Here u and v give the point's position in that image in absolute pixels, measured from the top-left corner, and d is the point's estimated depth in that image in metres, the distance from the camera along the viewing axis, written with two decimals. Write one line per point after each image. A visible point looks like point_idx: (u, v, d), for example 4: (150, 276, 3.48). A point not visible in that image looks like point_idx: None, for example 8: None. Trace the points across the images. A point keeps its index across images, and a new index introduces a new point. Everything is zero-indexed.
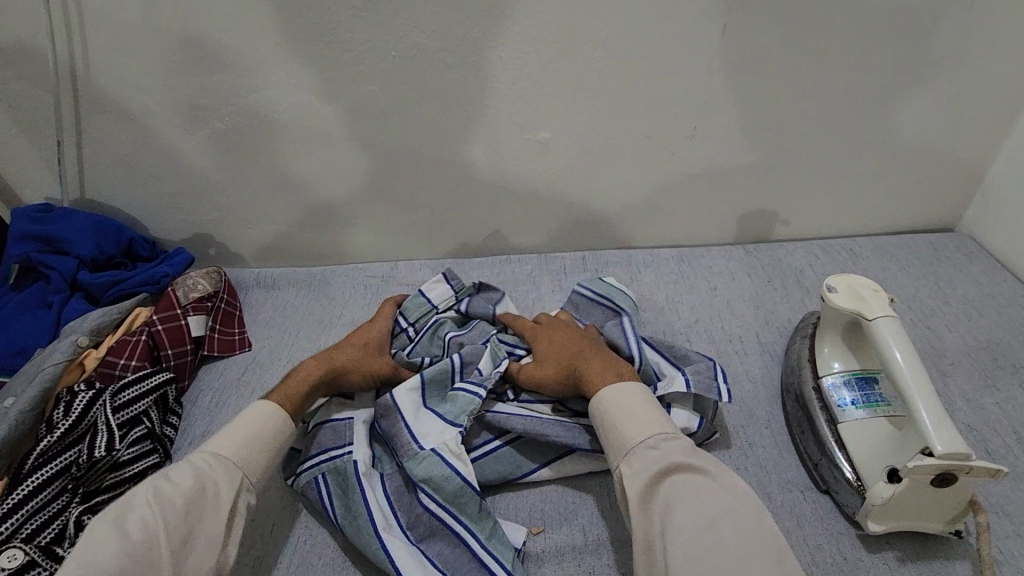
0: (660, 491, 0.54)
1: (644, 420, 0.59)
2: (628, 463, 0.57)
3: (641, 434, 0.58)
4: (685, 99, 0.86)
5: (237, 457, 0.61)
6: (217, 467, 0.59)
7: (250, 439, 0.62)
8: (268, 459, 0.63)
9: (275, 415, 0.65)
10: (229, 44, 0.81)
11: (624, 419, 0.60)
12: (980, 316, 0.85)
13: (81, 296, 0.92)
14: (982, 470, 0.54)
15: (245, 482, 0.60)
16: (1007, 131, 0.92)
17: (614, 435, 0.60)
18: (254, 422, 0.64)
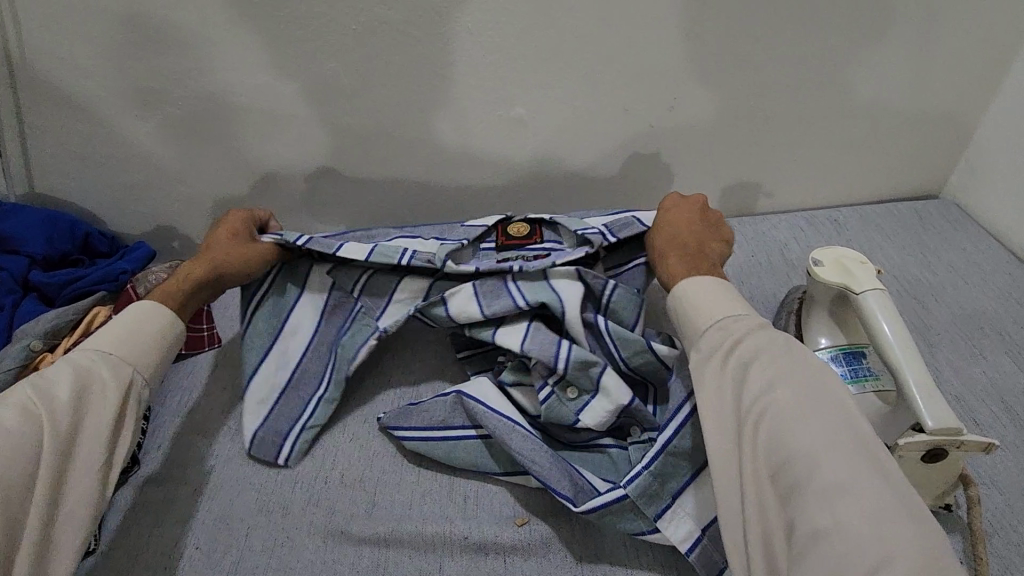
0: (731, 366, 0.56)
1: (721, 302, 0.61)
2: (698, 345, 0.59)
3: (710, 317, 0.60)
4: (664, 68, 0.82)
5: (123, 355, 0.62)
6: (105, 364, 0.60)
7: (137, 335, 0.64)
8: (159, 357, 0.64)
9: (155, 312, 0.66)
10: (176, 20, 0.76)
11: (707, 296, 0.62)
12: (966, 285, 0.84)
13: (34, 296, 0.87)
14: (973, 445, 0.53)
15: (135, 375, 0.62)
16: (992, 95, 0.90)
17: (690, 315, 0.62)
18: (137, 318, 0.65)
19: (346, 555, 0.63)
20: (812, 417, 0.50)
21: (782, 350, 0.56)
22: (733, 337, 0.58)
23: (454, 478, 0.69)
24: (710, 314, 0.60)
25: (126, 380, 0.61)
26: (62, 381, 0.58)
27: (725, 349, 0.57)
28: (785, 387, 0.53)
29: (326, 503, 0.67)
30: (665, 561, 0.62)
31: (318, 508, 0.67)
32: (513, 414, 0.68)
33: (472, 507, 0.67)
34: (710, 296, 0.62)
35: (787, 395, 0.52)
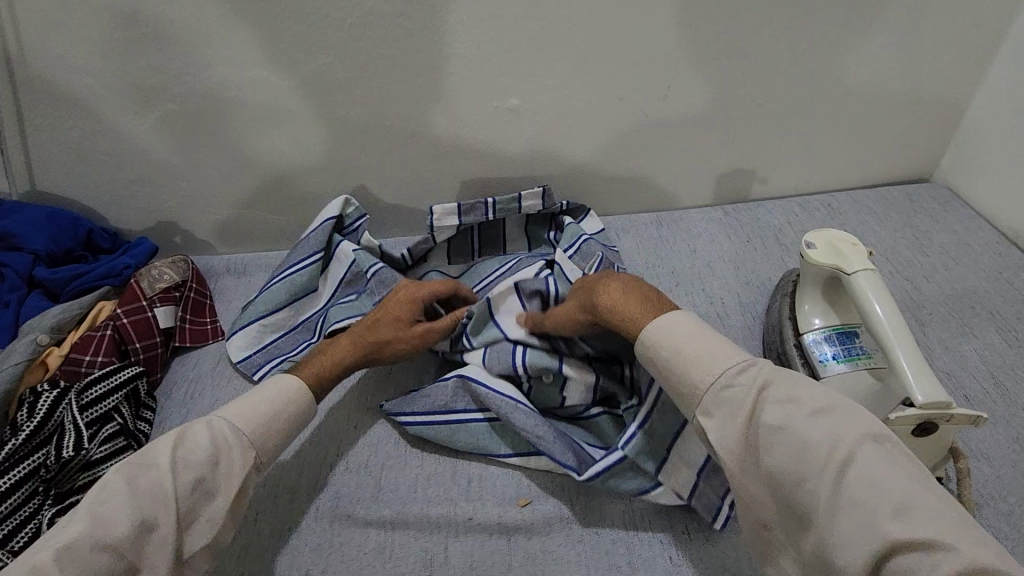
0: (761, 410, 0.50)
1: (720, 351, 0.53)
2: (709, 411, 0.52)
3: (715, 365, 0.53)
4: (657, 57, 0.83)
5: (254, 438, 0.58)
6: (235, 441, 0.57)
7: (273, 417, 0.60)
8: (277, 443, 0.60)
9: (298, 395, 0.63)
10: (173, 17, 0.76)
11: (686, 355, 0.54)
12: (958, 265, 0.85)
13: (39, 292, 0.88)
14: (962, 418, 0.55)
15: (256, 463, 0.58)
16: (981, 77, 0.91)
17: (685, 369, 0.54)
18: (279, 395, 0.62)
19: (353, 536, 0.64)
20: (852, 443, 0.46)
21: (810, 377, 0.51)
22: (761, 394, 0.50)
23: (457, 460, 0.71)
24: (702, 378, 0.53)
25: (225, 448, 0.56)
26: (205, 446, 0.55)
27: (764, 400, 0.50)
28: (832, 430, 0.46)
29: (332, 488, 0.69)
30: (664, 538, 0.64)
31: (325, 493, 0.68)
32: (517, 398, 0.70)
33: (475, 489, 0.68)
34: (695, 355, 0.54)
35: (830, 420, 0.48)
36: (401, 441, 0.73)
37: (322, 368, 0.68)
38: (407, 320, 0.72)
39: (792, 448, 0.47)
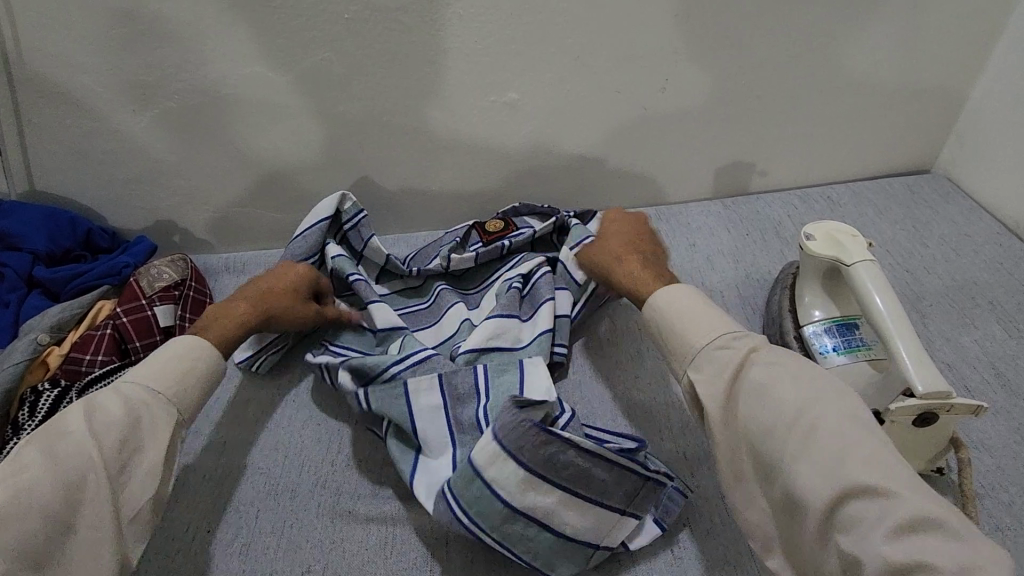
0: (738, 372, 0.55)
1: (709, 323, 0.58)
2: (697, 370, 0.57)
3: (704, 338, 0.58)
4: (654, 50, 0.82)
5: (170, 394, 0.61)
6: (152, 400, 0.59)
7: (185, 377, 0.62)
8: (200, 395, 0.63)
9: (204, 349, 0.64)
10: (169, 14, 0.76)
11: (689, 317, 0.59)
12: (958, 256, 0.85)
13: (39, 292, 0.88)
14: (963, 407, 0.54)
15: (178, 417, 0.61)
16: (980, 67, 0.90)
17: (682, 334, 0.59)
18: (184, 355, 0.63)
19: (354, 532, 0.64)
20: (822, 409, 0.50)
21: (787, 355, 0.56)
22: (739, 357, 0.55)
23: None
24: (694, 343, 0.58)
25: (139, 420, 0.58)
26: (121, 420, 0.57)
27: (731, 367, 0.55)
28: (790, 389, 0.52)
29: (333, 484, 0.69)
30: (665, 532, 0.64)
31: (326, 490, 0.68)
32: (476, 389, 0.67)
33: None
34: (693, 320, 0.59)
35: (785, 390, 0.52)
36: None
37: (226, 326, 0.69)
38: (299, 291, 0.75)
39: (763, 401, 0.52)
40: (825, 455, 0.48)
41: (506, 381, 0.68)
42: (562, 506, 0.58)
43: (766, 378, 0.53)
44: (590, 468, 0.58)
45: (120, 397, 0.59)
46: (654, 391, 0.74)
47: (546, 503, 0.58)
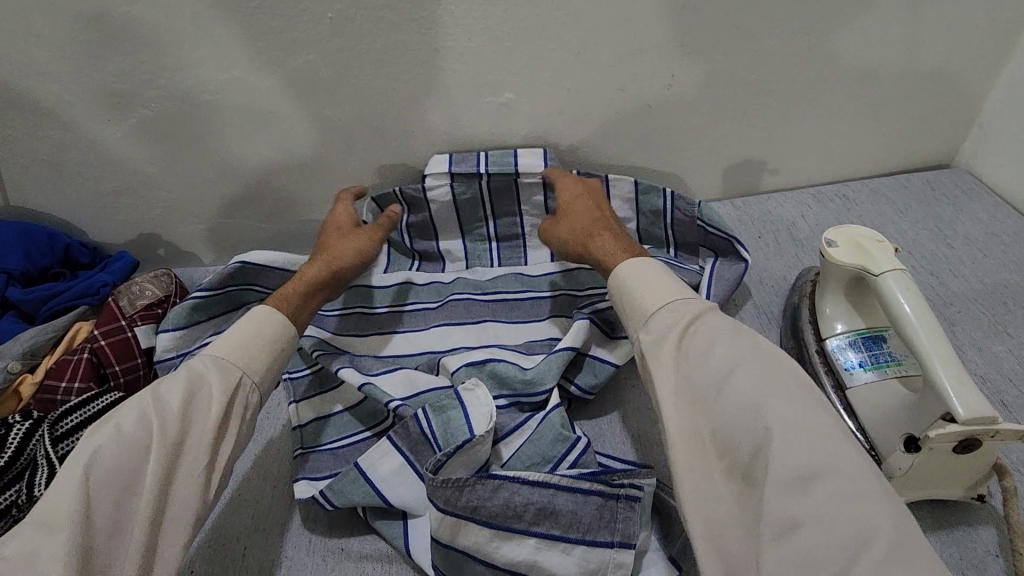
0: (688, 343, 0.55)
1: (672, 288, 0.60)
2: (647, 331, 0.58)
3: (659, 299, 0.59)
4: (660, 44, 0.77)
5: (234, 363, 0.59)
6: (215, 372, 0.58)
7: (249, 346, 0.60)
8: (263, 371, 0.61)
9: (271, 325, 0.63)
10: (141, 17, 0.71)
11: (651, 284, 0.60)
12: (985, 257, 0.80)
13: (13, 314, 0.83)
14: (1009, 433, 0.49)
15: (239, 393, 0.58)
16: (1006, 56, 0.85)
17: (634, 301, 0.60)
18: (256, 325, 0.62)
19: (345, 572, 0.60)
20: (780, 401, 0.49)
21: (732, 329, 0.56)
22: (681, 321, 0.57)
23: None
24: (646, 306, 0.59)
25: (235, 383, 0.58)
26: (175, 395, 0.55)
27: (676, 339, 0.56)
28: (722, 352, 0.53)
29: (325, 518, 0.64)
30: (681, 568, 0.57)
31: (315, 526, 0.63)
32: (427, 435, 0.61)
33: None
34: (653, 286, 0.60)
35: (744, 376, 0.51)
36: None
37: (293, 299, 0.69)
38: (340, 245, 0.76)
39: (698, 362, 0.53)
40: (774, 417, 0.48)
41: (452, 419, 0.61)
42: (540, 550, 0.54)
43: (702, 343, 0.55)
44: (552, 503, 0.55)
45: (189, 365, 0.57)
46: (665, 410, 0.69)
47: (524, 552, 0.54)
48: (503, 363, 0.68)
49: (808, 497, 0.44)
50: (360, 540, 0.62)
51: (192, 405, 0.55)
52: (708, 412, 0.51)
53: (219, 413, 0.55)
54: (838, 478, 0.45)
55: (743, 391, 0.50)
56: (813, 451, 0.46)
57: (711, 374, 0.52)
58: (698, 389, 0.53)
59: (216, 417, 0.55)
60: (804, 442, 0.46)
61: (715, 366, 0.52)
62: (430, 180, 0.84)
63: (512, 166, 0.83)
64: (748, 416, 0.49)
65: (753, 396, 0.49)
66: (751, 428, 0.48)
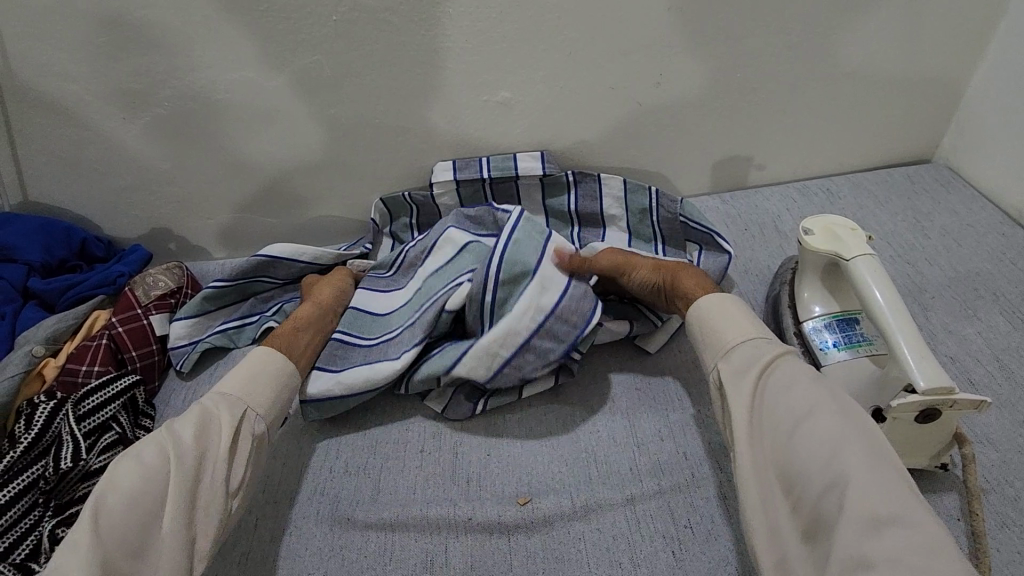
0: (767, 381, 0.58)
1: (738, 322, 0.63)
2: (726, 361, 0.61)
3: (738, 334, 0.62)
4: (648, 44, 0.81)
5: (240, 395, 0.63)
6: (224, 404, 0.62)
7: (255, 377, 0.65)
8: (272, 398, 0.65)
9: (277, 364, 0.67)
10: (157, 20, 0.76)
11: (728, 317, 0.64)
12: (960, 247, 0.84)
13: (34, 303, 0.88)
14: (966, 403, 0.54)
15: (247, 413, 0.62)
16: (979, 54, 0.89)
17: (714, 332, 0.64)
18: (262, 360, 0.66)
19: (352, 540, 0.63)
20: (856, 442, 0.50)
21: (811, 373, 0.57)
22: (762, 358, 0.59)
23: (458, 452, 0.69)
24: (728, 339, 0.62)
25: (240, 415, 0.61)
26: (188, 426, 0.59)
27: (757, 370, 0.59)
28: (801, 390, 0.55)
29: (332, 491, 0.67)
30: (667, 532, 0.61)
31: (324, 498, 0.67)
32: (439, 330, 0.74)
33: (476, 486, 0.66)
34: (721, 319, 0.64)
35: (824, 418, 0.52)
36: (401, 436, 0.72)
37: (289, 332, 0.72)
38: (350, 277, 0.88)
39: (780, 400, 0.56)
40: (849, 455, 0.49)
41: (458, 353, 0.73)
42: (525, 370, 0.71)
43: (782, 379, 0.57)
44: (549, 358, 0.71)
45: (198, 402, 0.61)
46: (654, 390, 0.73)
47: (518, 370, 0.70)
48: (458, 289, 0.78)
49: (886, 539, 0.45)
50: (365, 508, 0.65)
51: (207, 430, 0.59)
52: (781, 451, 0.53)
53: (230, 431, 0.60)
54: (916, 525, 0.45)
55: (819, 431, 0.52)
56: (888, 498, 0.47)
57: (791, 409, 0.54)
58: (777, 425, 0.55)
59: (226, 436, 0.60)
60: (879, 485, 0.48)
61: (795, 404, 0.55)
62: (438, 184, 0.91)
63: (513, 169, 0.90)
64: (826, 453, 0.50)
65: (833, 436, 0.51)
66: (828, 467, 0.50)
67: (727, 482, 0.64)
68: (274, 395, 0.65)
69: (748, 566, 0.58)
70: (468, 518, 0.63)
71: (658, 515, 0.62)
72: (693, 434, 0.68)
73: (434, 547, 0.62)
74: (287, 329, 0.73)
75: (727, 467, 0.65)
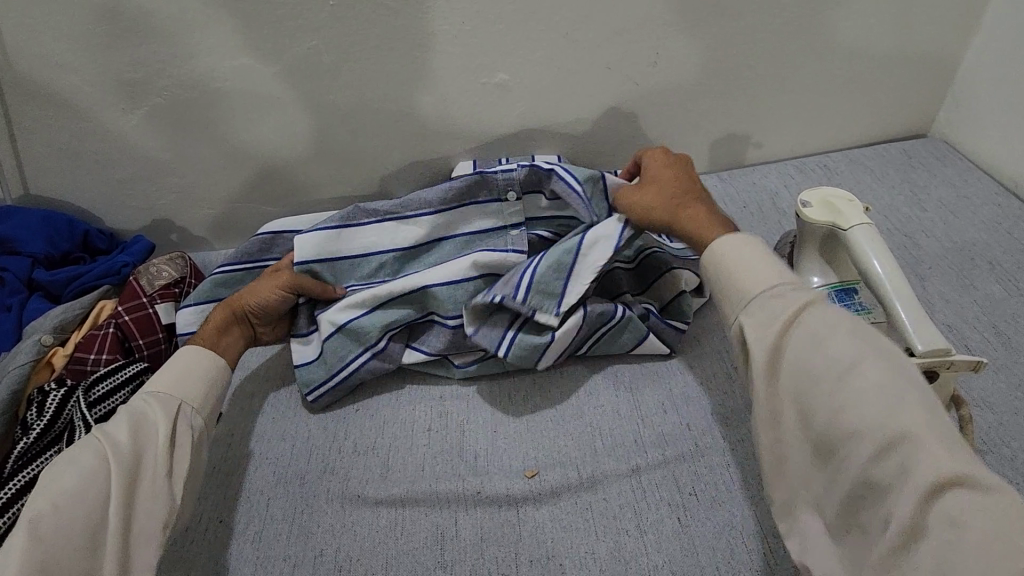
0: (799, 330, 0.53)
1: (760, 267, 0.57)
2: (751, 315, 0.56)
3: (759, 283, 0.57)
4: (643, 24, 0.82)
5: (169, 394, 0.64)
6: (155, 402, 0.63)
7: (182, 376, 0.66)
8: (204, 392, 0.66)
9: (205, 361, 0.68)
10: (152, 9, 0.76)
11: (742, 265, 0.58)
12: (956, 218, 0.84)
13: (40, 295, 0.88)
14: (963, 364, 0.54)
15: (181, 409, 0.64)
16: (973, 27, 0.89)
17: (732, 279, 0.58)
18: (186, 363, 0.67)
19: (363, 516, 0.64)
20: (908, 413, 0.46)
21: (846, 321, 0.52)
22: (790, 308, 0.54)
23: (465, 429, 0.70)
24: (748, 287, 0.57)
25: (174, 409, 0.63)
26: (120, 428, 0.60)
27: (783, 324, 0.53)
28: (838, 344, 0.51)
29: (342, 471, 0.68)
30: (671, 501, 0.62)
31: (334, 476, 0.68)
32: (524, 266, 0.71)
33: (484, 463, 0.67)
34: (745, 268, 0.58)
35: (871, 373, 0.48)
36: (408, 416, 0.73)
37: (206, 335, 0.72)
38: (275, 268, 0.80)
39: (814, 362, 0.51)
40: (903, 419, 0.46)
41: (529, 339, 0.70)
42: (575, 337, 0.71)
43: (817, 330, 0.52)
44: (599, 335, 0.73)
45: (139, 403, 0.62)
46: (656, 364, 0.74)
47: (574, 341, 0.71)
48: (467, 282, 0.75)
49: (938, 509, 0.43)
50: (374, 484, 0.66)
51: (139, 430, 0.60)
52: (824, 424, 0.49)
53: (164, 425, 0.61)
54: None
55: (866, 392, 0.48)
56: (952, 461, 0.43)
57: (830, 371, 0.50)
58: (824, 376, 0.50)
59: (162, 437, 0.60)
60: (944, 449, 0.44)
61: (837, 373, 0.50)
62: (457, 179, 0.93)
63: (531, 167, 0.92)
64: (882, 417, 0.46)
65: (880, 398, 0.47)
66: (882, 431, 0.46)
67: (730, 453, 0.65)
68: (206, 390, 0.66)
69: (751, 529, 0.60)
70: (477, 493, 0.64)
71: (662, 484, 0.63)
72: (697, 405, 0.69)
73: (446, 522, 0.63)
74: (210, 330, 0.73)
75: (730, 436, 0.66)
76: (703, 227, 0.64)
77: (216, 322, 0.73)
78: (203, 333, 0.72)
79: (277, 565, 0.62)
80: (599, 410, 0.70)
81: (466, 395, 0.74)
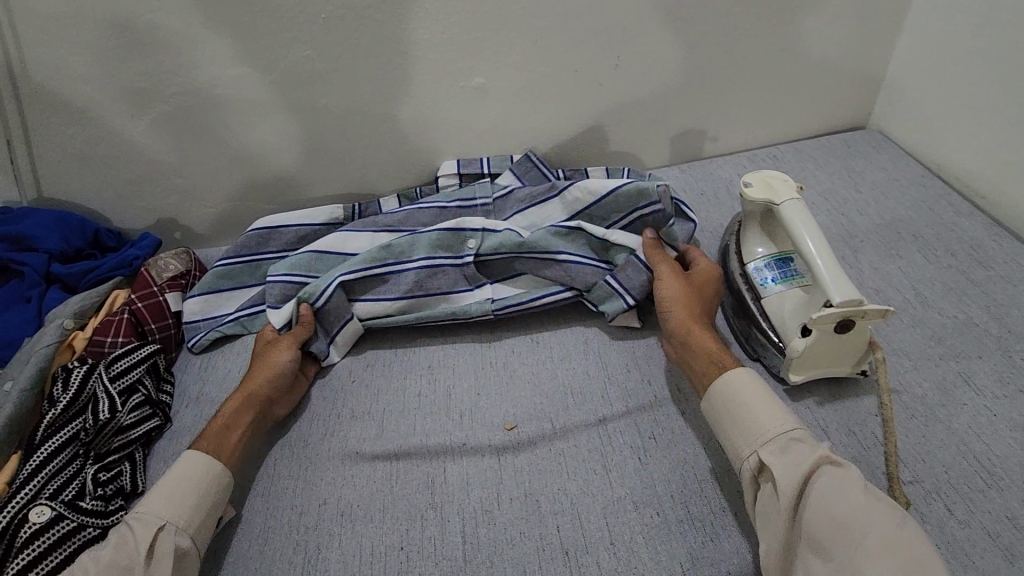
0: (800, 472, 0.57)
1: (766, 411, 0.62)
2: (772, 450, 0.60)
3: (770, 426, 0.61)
4: (605, 31, 0.91)
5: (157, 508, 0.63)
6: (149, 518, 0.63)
7: (172, 490, 0.65)
8: (196, 503, 0.65)
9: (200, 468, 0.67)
10: (160, 24, 0.84)
11: (749, 406, 0.63)
12: (886, 198, 0.95)
13: (57, 287, 0.95)
14: (874, 313, 0.64)
15: (167, 526, 0.63)
16: (899, 29, 1.00)
17: (751, 422, 0.63)
18: (182, 472, 0.66)
19: (361, 469, 0.72)
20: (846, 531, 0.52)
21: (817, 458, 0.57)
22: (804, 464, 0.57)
23: (451, 394, 0.78)
24: (770, 427, 0.61)
25: (156, 527, 0.62)
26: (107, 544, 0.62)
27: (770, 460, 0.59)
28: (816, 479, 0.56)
29: (341, 432, 0.76)
30: (634, 444, 0.70)
31: (334, 437, 0.76)
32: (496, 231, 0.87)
33: (468, 420, 0.75)
34: (756, 407, 0.63)
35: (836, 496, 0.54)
36: (400, 384, 0.81)
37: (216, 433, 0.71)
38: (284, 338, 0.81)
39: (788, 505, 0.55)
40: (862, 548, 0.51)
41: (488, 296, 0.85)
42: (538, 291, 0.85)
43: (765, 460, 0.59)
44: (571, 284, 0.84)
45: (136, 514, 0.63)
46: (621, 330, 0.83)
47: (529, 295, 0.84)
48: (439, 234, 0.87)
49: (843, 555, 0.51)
50: (370, 441, 0.74)
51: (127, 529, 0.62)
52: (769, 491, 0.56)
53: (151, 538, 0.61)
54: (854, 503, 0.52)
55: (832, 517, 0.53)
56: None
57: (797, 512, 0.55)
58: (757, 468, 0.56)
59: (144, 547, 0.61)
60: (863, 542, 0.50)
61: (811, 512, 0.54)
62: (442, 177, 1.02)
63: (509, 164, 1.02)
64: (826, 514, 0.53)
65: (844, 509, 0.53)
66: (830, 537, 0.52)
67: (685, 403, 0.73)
68: (201, 495, 0.65)
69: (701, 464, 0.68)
70: (462, 446, 0.72)
71: (625, 432, 0.72)
72: (656, 363, 0.78)
73: (435, 473, 0.71)
74: (219, 427, 0.71)
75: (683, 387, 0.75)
76: (720, 356, 0.69)
77: (228, 416, 0.72)
78: (211, 430, 0.71)
79: (286, 513, 0.70)
80: (570, 370, 0.79)
81: (450, 362, 0.82)
